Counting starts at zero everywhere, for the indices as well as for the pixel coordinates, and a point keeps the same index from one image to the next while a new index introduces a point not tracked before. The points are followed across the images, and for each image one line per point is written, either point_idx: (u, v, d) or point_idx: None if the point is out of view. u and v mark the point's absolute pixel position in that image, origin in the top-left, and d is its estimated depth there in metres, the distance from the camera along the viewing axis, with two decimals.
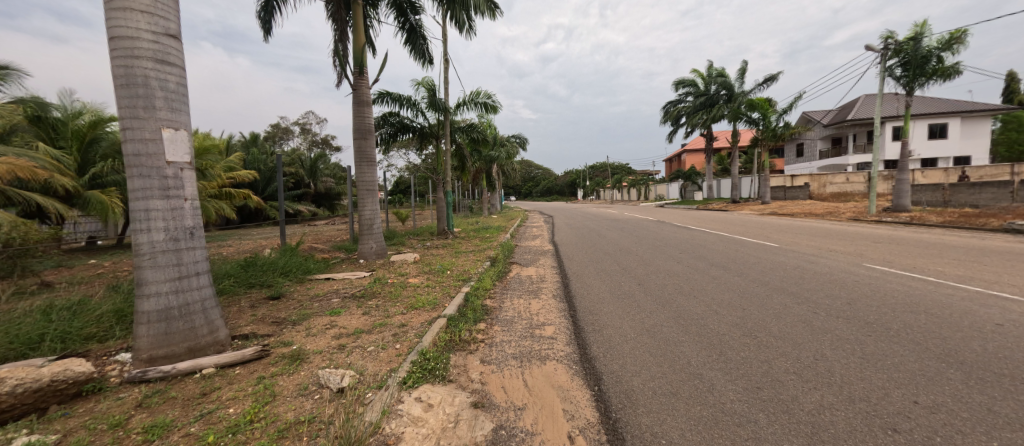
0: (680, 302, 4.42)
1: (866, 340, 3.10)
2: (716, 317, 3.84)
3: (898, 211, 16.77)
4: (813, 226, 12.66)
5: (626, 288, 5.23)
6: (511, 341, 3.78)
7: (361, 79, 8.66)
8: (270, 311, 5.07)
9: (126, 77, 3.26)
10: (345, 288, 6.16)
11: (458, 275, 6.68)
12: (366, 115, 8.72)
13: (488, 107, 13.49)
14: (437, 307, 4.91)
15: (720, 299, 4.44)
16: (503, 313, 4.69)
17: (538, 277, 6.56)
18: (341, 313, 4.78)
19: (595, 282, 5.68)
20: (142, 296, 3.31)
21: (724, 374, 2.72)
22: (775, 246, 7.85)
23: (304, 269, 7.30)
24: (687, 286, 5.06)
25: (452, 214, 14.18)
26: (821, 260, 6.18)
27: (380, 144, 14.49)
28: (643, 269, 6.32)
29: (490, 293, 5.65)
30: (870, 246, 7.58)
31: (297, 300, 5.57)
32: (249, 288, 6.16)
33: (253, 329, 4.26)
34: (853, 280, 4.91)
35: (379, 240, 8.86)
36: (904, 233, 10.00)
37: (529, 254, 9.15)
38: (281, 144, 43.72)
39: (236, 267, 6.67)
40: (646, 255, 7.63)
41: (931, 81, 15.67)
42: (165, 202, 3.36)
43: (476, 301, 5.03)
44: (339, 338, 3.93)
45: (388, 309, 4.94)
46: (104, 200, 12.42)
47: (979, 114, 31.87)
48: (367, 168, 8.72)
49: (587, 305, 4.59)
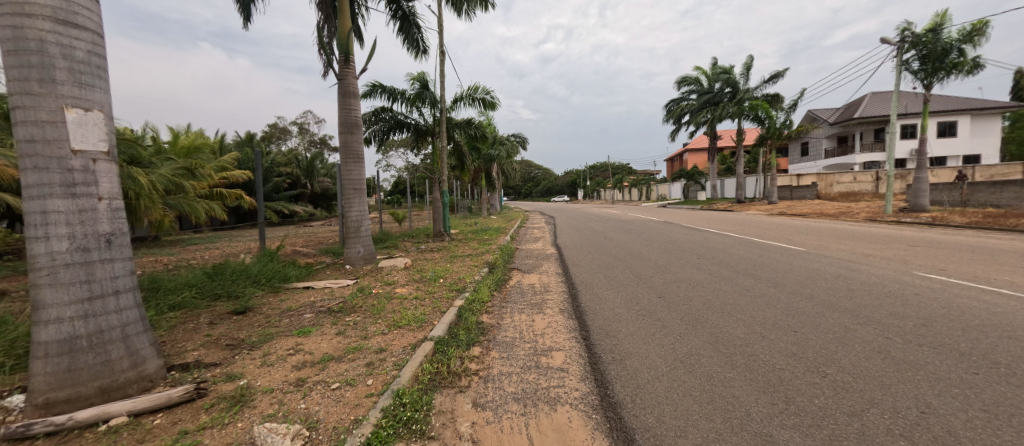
0: (715, 320, 3.69)
1: (976, 381, 2.39)
2: (765, 343, 3.11)
3: (916, 212, 16.03)
4: (831, 227, 11.93)
5: (645, 301, 4.49)
6: (512, 373, 3.05)
7: (347, 68, 7.92)
8: (230, 329, 4.32)
9: (15, 40, 2.53)
10: (322, 301, 5.38)
11: (451, 285, 5.90)
12: (353, 107, 7.97)
13: (486, 103, 12.78)
14: (424, 326, 4.17)
15: (762, 316, 3.72)
16: (504, 332, 3.97)
17: (541, 286, 5.83)
18: (310, 334, 4.03)
19: (607, 295, 4.94)
20: (39, 323, 2.58)
21: (803, 436, 1.97)
22: (801, 250, 7.11)
23: (281, 277, 6.55)
24: (717, 300, 4.32)
25: (449, 216, 13.52)
26: (863, 268, 5.42)
27: (373, 142, 13.80)
28: (659, 278, 5.60)
29: (488, 307, 4.89)
30: (909, 250, 6.84)
31: (265, 315, 4.82)
32: (214, 300, 5.42)
33: (199, 356, 3.52)
34: (913, 293, 4.18)
35: (367, 244, 8.13)
36: (935, 236, 9.22)
37: (531, 259, 8.40)
38: (278, 144, 43.01)
39: (200, 276, 5.90)
40: (662, 261, 6.87)
41: (951, 75, 14.89)
42: (70, 202, 2.62)
43: (471, 318, 4.30)
44: (301, 370, 3.20)
45: (367, 327, 4.20)
46: None
47: (990, 112, 31.09)
48: (353, 165, 8.00)
49: (601, 325, 3.87)
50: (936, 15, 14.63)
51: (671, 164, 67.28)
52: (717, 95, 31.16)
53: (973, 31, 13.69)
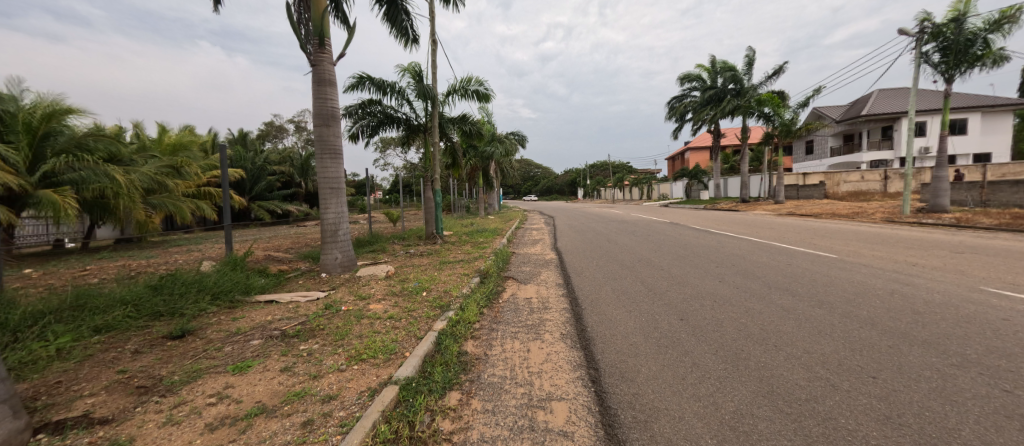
0: (760, 357, 2.89)
1: None
2: (840, 398, 2.30)
3: (935, 212, 15.22)
4: (850, 229, 11.15)
5: (665, 326, 3.68)
6: (496, 441, 2.21)
7: (322, 52, 7.09)
8: (154, 362, 3.50)
9: None
10: (280, 320, 4.52)
11: (434, 301, 5.03)
12: (329, 97, 7.13)
13: (481, 95, 11.91)
14: (393, 359, 3.33)
15: (821, 352, 2.91)
16: (493, 369, 3.15)
17: (539, 302, 4.99)
18: (248, 371, 3.20)
19: (618, 315, 4.12)
20: None
21: None
22: (833, 258, 6.27)
23: (242, 289, 5.69)
24: (754, 325, 3.52)
25: (442, 216, 12.69)
26: (919, 283, 4.59)
27: (361, 137, 12.95)
28: (677, 293, 4.79)
29: (475, 331, 4.07)
30: (956, 258, 6.02)
31: (205, 340, 4.00)
32: (153, 319, 4.59)
33: (89, 408, 2.69)
34: (1000, 319, 3.37)
35: (346, 249, 7.29)
36: (971, 239, 8.39)
37: (529, 266, 7.54)
38: (274, 143, 42.21)
39: (141, 289, 5.03)
40: (677, 271, 6.02)
41: (975, 67, 14.04)
42: None
43: (451, 350, 3.47)
44: (213, 433, 2.37)
45: (323, 360, 3.38)
46: (54, 200, 11.40)
47: (1001, 109, 30.28)
48: (329, 161, 7.17)
49: (614, 362, 3.04)
50: (958, 2, 13.77)
51: (672, 162, 66.22)
52: (722, 91, 30.30)
53: (1001, 20, 12.87)
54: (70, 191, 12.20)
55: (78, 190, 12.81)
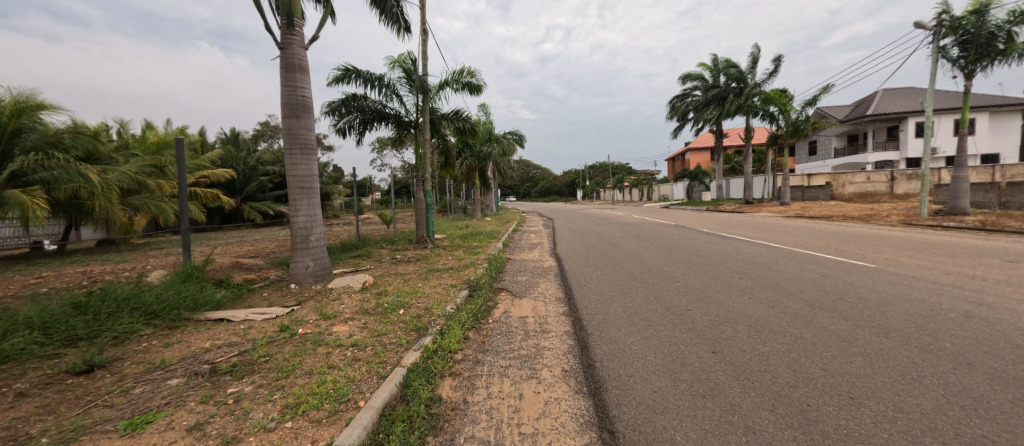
0: (838, 419, 2.09)
1: None
2: None
3: (955, 214, 14.47)
4: (870, 232, 10.42)
5: (695, 363, 2.89)
6: None
7: (291, 33, 6.29)
8: (30, 414, 2.66)
9: None
10: (220, 348, 3.69)
11: (411, 322, 4.23)
12: (299, 84, 6.33)
13: (473, 88, 11.13)
14: (341, 412, 2.51)
15: (921, 411, 2.12)
16: (473, 429, 2.34)
17: (536, 323, 4.18)
18: (142, 432, 2.38)
19: (635, 346, 3.29)
20: None
21: None
22: (874, 268, 5.46)
23: (189, 305, 4.87)
24: (813, 364, 2.72)
25: (434, 219, 11.79)
26: (997, 303, 3.78)
27: (348, 134, 12.14)
28: (699, 313, 4.00)
29: (455, 364, 3.28)
30: (1014, 268, 5.26)
31: (114, 379, 3.15)
32: (64, 346, 3.76)
33: None
34: None
35: (319, 257, 6.48)
36: (1009, 245, 7.66)
37: (525, 276, 6.73)
38: (268, 144, 41.40)
39: (58, 308, 4.19)
40: (695, 284, 5.21)
41: (996, 62, 13.34)
42: None
43: (417, 400, 2.64)
44: None
45: (250, 412, 2.57)
46: (21, 200, 10.40)
47: (1010, 109, 29.64)
48: (299, 156, 6.37)
49: (639, 424, 2.21)
50: None
51: (671, 163, 65.57)
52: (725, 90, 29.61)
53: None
54: (41, 190, 11.25)
55: (49, 190, 11.86)
